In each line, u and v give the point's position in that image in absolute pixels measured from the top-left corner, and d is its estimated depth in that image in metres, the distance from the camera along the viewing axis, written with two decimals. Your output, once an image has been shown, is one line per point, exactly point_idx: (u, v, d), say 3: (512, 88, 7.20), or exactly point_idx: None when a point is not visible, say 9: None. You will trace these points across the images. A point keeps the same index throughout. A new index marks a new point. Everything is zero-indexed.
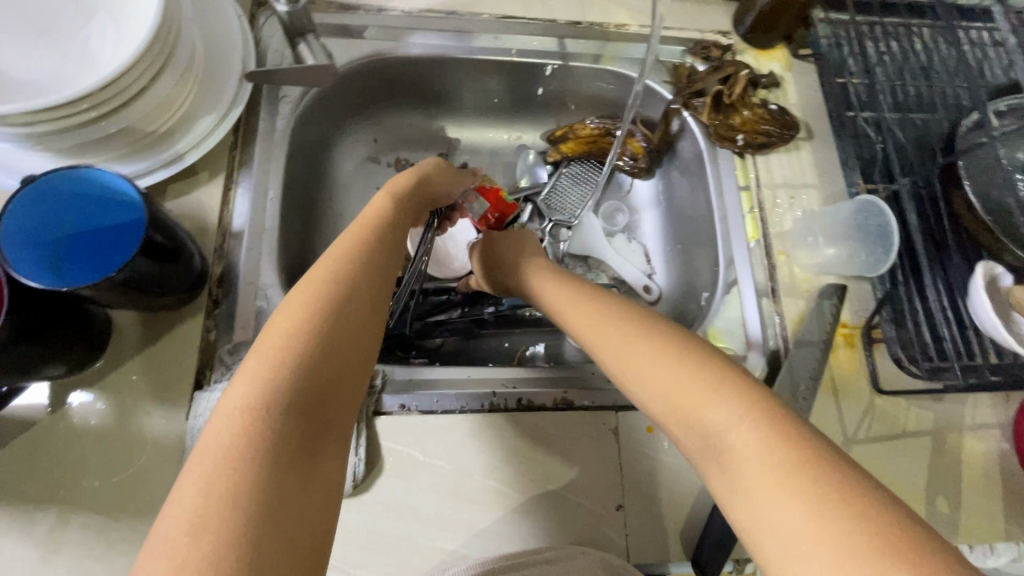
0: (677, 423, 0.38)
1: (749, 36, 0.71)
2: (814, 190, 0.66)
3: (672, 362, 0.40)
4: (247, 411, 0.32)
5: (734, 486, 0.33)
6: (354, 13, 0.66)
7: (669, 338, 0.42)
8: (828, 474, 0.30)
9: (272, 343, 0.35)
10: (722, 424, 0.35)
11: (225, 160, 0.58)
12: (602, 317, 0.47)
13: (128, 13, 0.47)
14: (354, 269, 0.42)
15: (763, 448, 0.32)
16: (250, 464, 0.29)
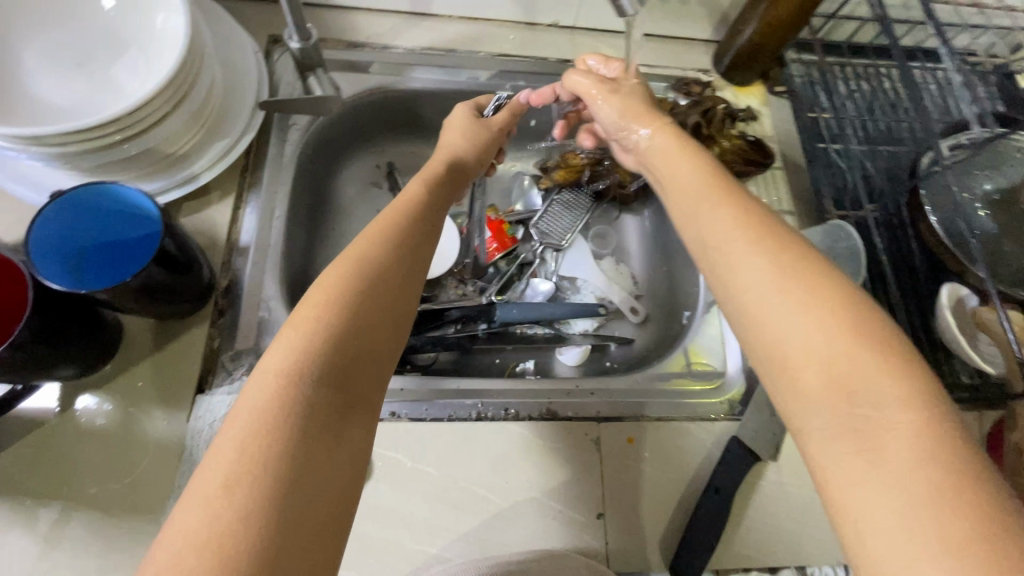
0: (803, 377, 0.34)
1: (728, 74, 0.76)
2: (790, 216, 0.70)
3: (823, 306, 0.35)
4: (280, 380, 0.35)
5: (853, 455, 0.31)
6: (360, 50, 0.71)
7: (816, 276, 0.37)
8: (950, 461, 0.29)
9: (309, 314, 0.38)
10: (880, 397, 0.32)
11: (236, 181, 0.63)
12: (728, 238, 0.40)
13: (156, 49, 0.52)
14: (390, 251, 0.43)
15: (915, 429, 0.30)
16: (284, 432, 0.33)
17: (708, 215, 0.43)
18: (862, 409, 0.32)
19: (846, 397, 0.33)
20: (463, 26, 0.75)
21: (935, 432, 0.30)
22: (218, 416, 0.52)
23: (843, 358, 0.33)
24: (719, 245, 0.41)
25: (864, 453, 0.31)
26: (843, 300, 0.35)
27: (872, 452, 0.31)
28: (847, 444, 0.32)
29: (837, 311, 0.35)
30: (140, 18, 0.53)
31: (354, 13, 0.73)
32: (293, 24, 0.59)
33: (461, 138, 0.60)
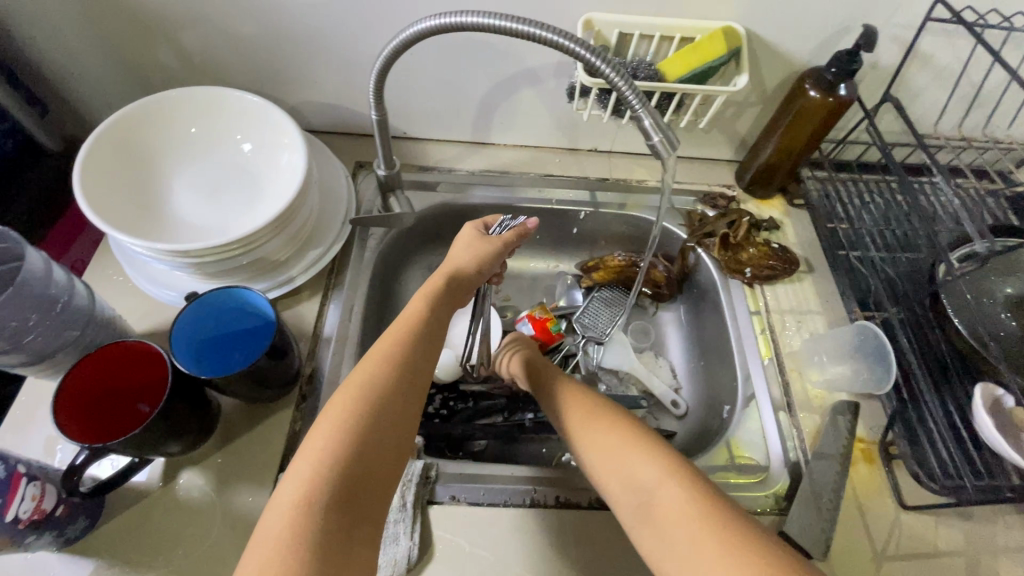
0: (636, 517, 0.46)
1: (749, 189, 0.86)
2: (819, 316, 0.75)
3: (611, 431, 0.52)
4: (294, 511, 0.40)
5: (684, 570, 0.41)
6: (430, 172, 0.85)
7: (622, 425, 0.53)
8: (752, 550, 0.39)
9: (315, 445, 0.44)
10: (642, 485, 0.47)
11: (323, 282, 0.73)
12: (575, 416, 0.57)
13: (275, 180, 0.65)
14: (390, 370, 0.50)
15: (680, 503, 0.44)
16: (297, 553, 0.38)
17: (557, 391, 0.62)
18: (648, 503, 0.45)
19: (665, 520, 0.44)
20: (515, 151, 0.88)
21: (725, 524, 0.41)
22: None
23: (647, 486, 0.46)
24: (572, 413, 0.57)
25: (688, 565, 0.41)
26: (617, 426, 0.53)
27: (660, 535, 0.43)
28: (677, 559, 0.42)
29: (627, 439, 0.51)
30: (262, 156, 0.66)
31: (426, 143, 0.87)
32: (382, 155, 0.71)
33: (467, 257, 0.67)
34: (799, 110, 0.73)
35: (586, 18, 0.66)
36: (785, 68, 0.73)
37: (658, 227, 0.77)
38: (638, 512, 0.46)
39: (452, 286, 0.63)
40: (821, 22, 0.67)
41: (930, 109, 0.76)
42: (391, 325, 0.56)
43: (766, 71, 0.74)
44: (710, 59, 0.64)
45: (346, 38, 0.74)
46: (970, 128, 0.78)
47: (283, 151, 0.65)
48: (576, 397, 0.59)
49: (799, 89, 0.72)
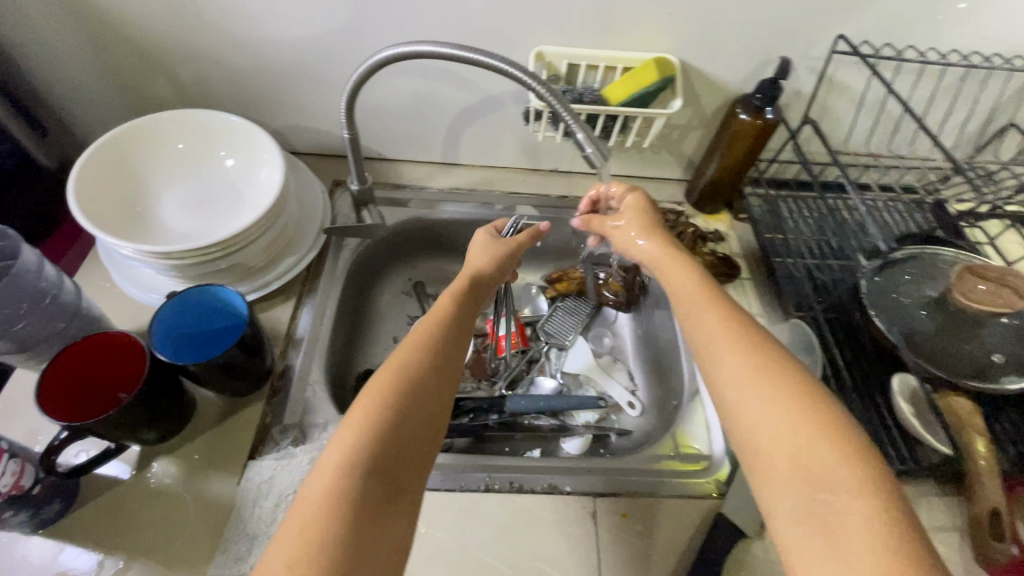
0: (771, 460, 0.42)
1: (698, 205, 0.93)
2: (760, 319, 0.81)
3: (775, 391, 0.44)
4: (323, 515, 0.39)
5: (813, 539, 0.38)
6: (402, 190, 0.91)
7: (774, 366, 0.46)
8: (886, 536, 0.36)
9: (351, 427, 0.44)
10: (836, 482, 0.39)
11: (298, 288, 0.78)
12: (714, 352, 0.49)
13: (254, 193, 0.71)
14: (425, 367, 0.50)
15: (863, 500, 0.38)
16: (325, 551, 0.38)
17: (702, 320, 0.52)
18: (822, 496, 0.39)
19: (815, 493, 0.39)
20: (482, 171, 0.95)
21: (880, 504, 0.37)
22: (264, 478, 0.60)
23: (798, 445, 0.41)
24: (702, 341, 0.50)
25: (822, 534, 0.37)
26: (779, 383, 0.45)
27: (833, 537, 0.37)
28: (811, 527, 0.38)
29: (773, 401, 0.44)
30: (242, 171, 0.72)
31: (399, 164, 0.94)
32: (355, 171, 0.78)
33: (484, 257, 0.68)
34: (734, 131, 0.81)
35: (536, 51, 0.75)
36: (720, 94, 0.82)
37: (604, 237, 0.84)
38: (805, 504, 0.39)
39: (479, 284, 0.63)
40: (746, 54, 0.76)
41: (852, 131, 0.84)
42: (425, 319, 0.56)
43: (703, 97, 0.82)
44: (647, 86, 0.71)
45: (324, 69, 0.82)
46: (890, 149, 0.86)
47: (261, 167, 0.71)
48: (721, 319, 0.51)
49: (733, 113, 0.80)
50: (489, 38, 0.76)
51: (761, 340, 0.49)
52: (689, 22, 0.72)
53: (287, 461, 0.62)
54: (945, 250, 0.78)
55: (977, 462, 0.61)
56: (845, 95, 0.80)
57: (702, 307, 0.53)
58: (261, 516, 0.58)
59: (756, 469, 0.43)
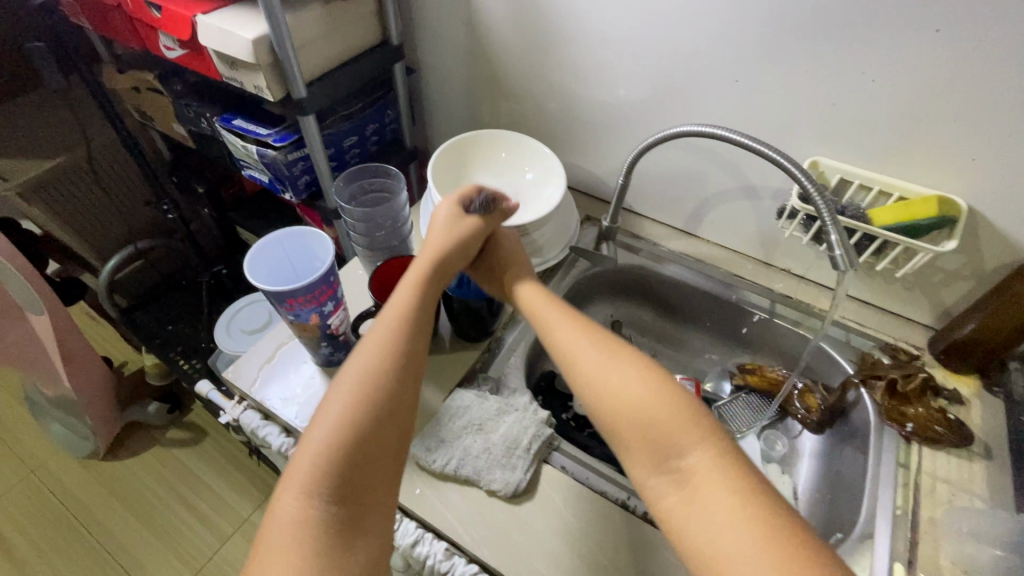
0: (632, 445, 0.53)
1: (941, 358, 0.85)
2: (980, 500, 0.70)
3: (641, 381, 0.55)
4: (309, 483, 0.53)
5: (677, 503, 0.49)
6: (639, 240, 1.05)
7: (652, 376, 0.56)
8: (750, 507, 0.46)
9: (318, 434, 0.55)
10: (679, 443, 0.51)
11: (532, 283, 0.96)
12: (590, 358, 0.59)
13: (537, 204, 0.92)
14: (382, 368, 0.59)
15: (710, 467, 0.49)
16: (311, 518, 0.52)
17: (569, 332, 0.63)
18: (675, 460, 0.51)
19: (667, 456, 0.51)
20: (714, 249, 1.03)
21: (723, 465, 0.49)
22: (463, 403, 0.77)
23: (661, 424, 0.52)
24: (568, 343, 0.62)
25: (686, 501, 0.49)
26: (639, 376, 0.56)
27: (692, 497, 0.48)
28: (678, 503, 0.49)
29: (641, 401, 0.54)
30: (535, 186, 0.94)
31: (644, 220, 1.08)
32: (612, 212, 0.93)
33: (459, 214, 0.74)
34: (1013, 293, 0.75)
35: (813, 161, 0.82)
36: (1008, 252, 0.76)
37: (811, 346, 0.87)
38: (670, 471, 0.51)
39: (442, 274, 0.69)
40: None
41: None
42: (414, 266, 0.70)
43: (985, 249, 0.77)
44: (920, 218, 0.72)
45: (617, 129, 1.01)
46: None
47: (550, 188, 0.92)
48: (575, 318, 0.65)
49: (1019, 274, 0.74)
50: (770, 139, 0.86)
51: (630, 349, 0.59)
52: (992, 173, 0.71)
53: (482, 400, 0.77)
54: None
55: None
56: None
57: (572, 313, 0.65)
58: (450, 428, 0.73)
59: (623, 451, 0.54)
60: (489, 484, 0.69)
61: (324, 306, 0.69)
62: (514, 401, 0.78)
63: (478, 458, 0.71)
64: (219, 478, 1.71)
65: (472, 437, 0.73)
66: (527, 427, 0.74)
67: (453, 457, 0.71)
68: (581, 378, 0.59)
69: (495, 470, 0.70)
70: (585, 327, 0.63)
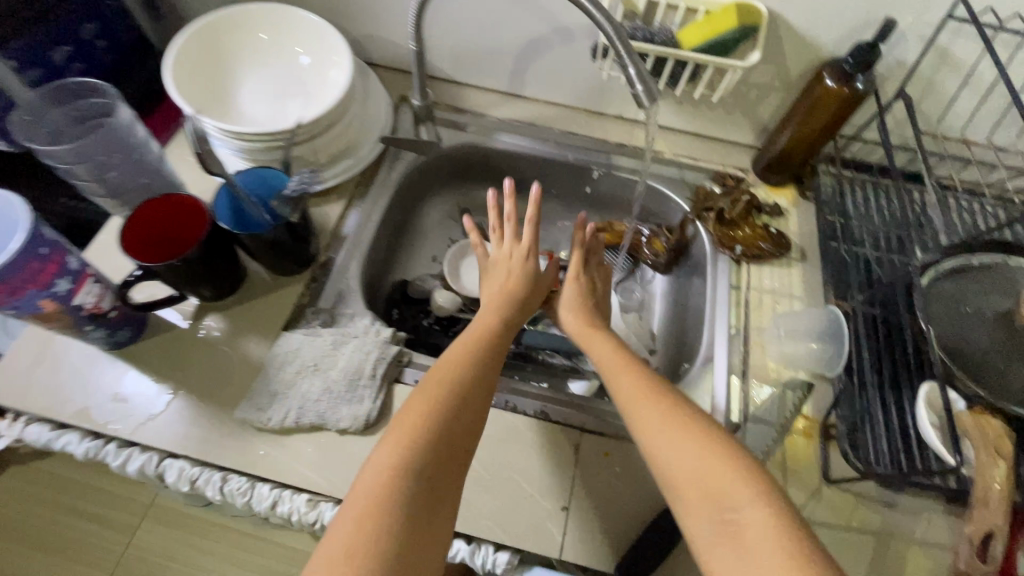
0: (687, 498, 0.48)
1: (763, 175, 0.88)
2: (798, 301, 0.77)
3: (696, 438, 0.51)
4: (388, 480, 0.48)
5: (724, 557, 0.44)
6: (464, 114, 0.93)
7: (718, 434, 0.52)
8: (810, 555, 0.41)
9: (358, 503, 0.47)
10: (741, 498, 0.46)
11: (351, 190, 0.83)
12: (649, 414, 0.55)
13: (324, 92, 0.75)
14: (426, 420, 0.53)
15: (769, 516, 0.44)
16: (390, 508, 0.46)
17: (623, 385, 0.60)
18: (728, 512, 0.46)
19: (721, 515, 0.46)
20: (544, 107, 0.94)
21: (781, 517, 0.44)
22: (293, 347, 0.68)
23: (714, 477, 0.48)
24: (631, 401, 0.57)
25: (735, 552, 0.44)
26: (703, 434, 0.51)
27: (747, 553, 0.43)
28: (725, 554, 0.44)
29: (701, 452, 0.50)
30: (317, 70, 0.76)
31: (465, 88, 0.95)
32: (417, 88, 0.80)
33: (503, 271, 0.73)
34: (816, 98, 0.75)
35: None
36: (810, 54, 0.75)
37: (641, 187, 0.87)
38: (718, 519, 0.46)
39: (500, 340, 0.65)
40: (848, 12, 0.69)
41: (957, 114, 0.76)
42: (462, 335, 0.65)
43: (789, 56, 0.76)
44: (723, 32, 0.68)
45: None
46: (998, 141, 0.77)
47: (336, 69, 0.74)
48: (638, 377, 0.60)
49: (818, 77, 0.74)
50: None
51: (689, 407, 0.55)
52: None
53: (313, 338, 0.69)
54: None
55: (990, 485, 0.56)
56: (955, 71, 0.71)
57: (624, 368, 0.62)
58: (283, 378, 0.66)
59: (673, 500, 0.50)
60: (336, 423, 0.64)
61: (54, 287, 0.56)
62: (352, 328, 0.71)
63: (319, 401, 0.64)
64: None
65: (308, 380, 0.66)
66: (368, 352, 0.68)
67: (291, 409, 0.64)
68: (644, 434, 0.54)
69: (341, 408, 0.64)
70: (645, 384, 0.59)
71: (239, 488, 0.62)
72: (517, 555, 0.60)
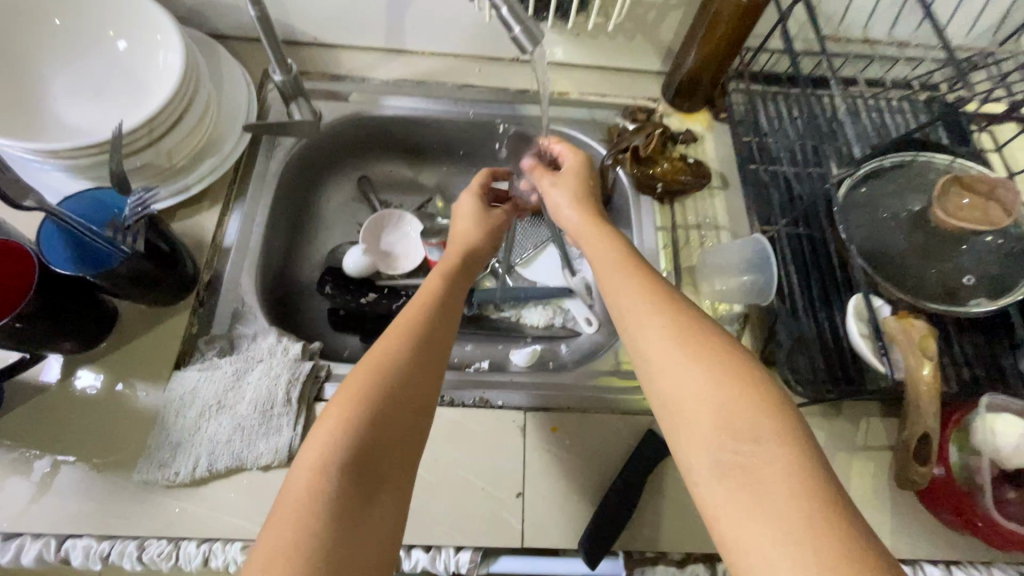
0: (696, 425, 0.41)
1: (674, 102, 0.83)
2: (725, 231, 0.75)
3: (709, 358, 0.44)
4: (334, 453, 0.42)
5: (739, 500, 0.37)
6: (342, 81, 0.82)
7: (736, 357, 0.44)
8: (826, 503, 0.36)
9: (300, 497, 0.40)
10: (760, 434, 0.39)
11: (225, 191, 0.72)
12: (657, 327, 0.47)
13: (160, 81, 0.62)
14: (380, 380, 0.46)
15: (784, 473, 0.37)
16: (336, 491, 0.40)
17: (626, 294, 0.50)
18: (746, 453, 0.39)
19: (736, 456, 0.39)
20: (431, 60, 0.84)
21: (806, 464, 0.38)
22: (187, 388, 0.60)
23: (734, 408, 0.41)
24: (637, 315, 0.48)
25: (749, 498, 0.37)
26: (713, 355, 0.44)
27: (757, 492, 0.37)
28: (739, 496, 0.37)
29: (725, 403, 0.41)
30: (148, 55, 0.63)
31: (340, 50, 0.83)
32: (275, 59, 0.69)
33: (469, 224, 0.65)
34: (715, 12, 0.70)
35: None
36: None
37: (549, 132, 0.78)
38: (728, 461, 0.39)
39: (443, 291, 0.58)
40: None
41: (852, 9, 0.74)
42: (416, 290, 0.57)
43: None
44: None
45: None
46: (895, 35, 0.77)
47: (169, 50, 0.62)
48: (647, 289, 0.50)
49: None
50: None
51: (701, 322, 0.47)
52: None
53: (210, 372, 0.61)
54: (939, 157, 0.70)
55: (919, 385, 0.57)
56: None
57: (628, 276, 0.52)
58: (184, 425, 0.58)
59: (677, 425, 0.43)
60: (256, 461, 0.57)
61: None
62: (254, 351, 0.63)
63: (231, 442, 0.57)
64: None
65: (214, 421, 0.58)
66: (278, 376, 0.61)
67: (199, 457, 0.57)
68: (650, 351, 0.46)
69: (258, 443, 0.58)
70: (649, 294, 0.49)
71: (161, 552, 0.54)
72: (478, 552, 0.57)
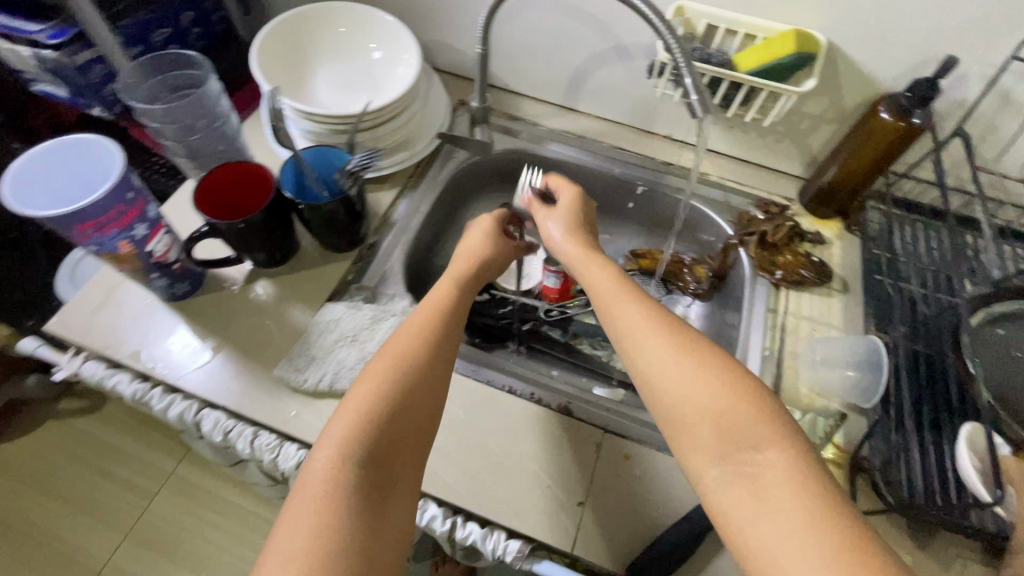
0: (698, 433, 0.46)
1: (809, 205, 0.88)
2: (836, 330, 0.76)
3: (695, 370, 0.48)
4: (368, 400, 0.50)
5: (743, 500, 0.41)
6: (518, 122, 0.97)
7: (731, 371, 0.48)
8: (822, 497, 0.39)
9: (339, 430, 0.48)
10: (757, 441, 0.43)
11: (404, 180, 0.88)
12: (647, 346, 0.51)
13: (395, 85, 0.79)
14: (411, 347, 0.55)
15: (783, 471, 0.41)
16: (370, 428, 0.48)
17: (622, 312, 0.55)
18: (744, 454, 0.43)
19: (738, 463, 0.43)
20: (595, 122, 0.97)
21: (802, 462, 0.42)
22: (334, 317, 0.71)
23: (726, 415, 0.45)
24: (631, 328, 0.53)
25: (752, 498, 0.41)
26: (700, 364, 0.48)
27: (760, 492, 0.41)
28: (743, 498, 0.41)
29: (718, 416, 0.45)
30: (392, 66, 0.81)
31: (522, 99, 1.00)
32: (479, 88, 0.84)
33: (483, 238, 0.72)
34: (868, 131, 0.76)
35: (678, 6, 0.76)
36: (864, 89, 0.77)
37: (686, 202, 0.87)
38: (729, 469, 0.43)
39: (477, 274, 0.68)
40: (904, 48, 0.71)
41: (1012, 159, 0.77)
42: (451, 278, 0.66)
43: (844, 88, 0.78)
44: (781, 56, 0.70)
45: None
46: None
47: (409, 64, 0.79)
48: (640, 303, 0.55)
49: (874, 109, 0.75)
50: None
51: (692, 337, 0.51)
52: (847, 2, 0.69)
53: (354, 310, 0.72)
54: None
55: None
56: (1010, 113, 0.72)
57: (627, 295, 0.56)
58: (322, 344, 0.69)
59: (679, 436, 0.47)
60: None
61: (132, 229, 0.60)
62: (390, 306, 0.74)
63: (353, 370, 0.67)
64: (132, 440, 1.44)
65: (345, 349, 0.68)
66: None
67: (325, 373, 0.67)
68: (644, 369, 0.51)
69: None
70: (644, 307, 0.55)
71: (268, 444, 0.64)
72: (527, 545, 0.59)
